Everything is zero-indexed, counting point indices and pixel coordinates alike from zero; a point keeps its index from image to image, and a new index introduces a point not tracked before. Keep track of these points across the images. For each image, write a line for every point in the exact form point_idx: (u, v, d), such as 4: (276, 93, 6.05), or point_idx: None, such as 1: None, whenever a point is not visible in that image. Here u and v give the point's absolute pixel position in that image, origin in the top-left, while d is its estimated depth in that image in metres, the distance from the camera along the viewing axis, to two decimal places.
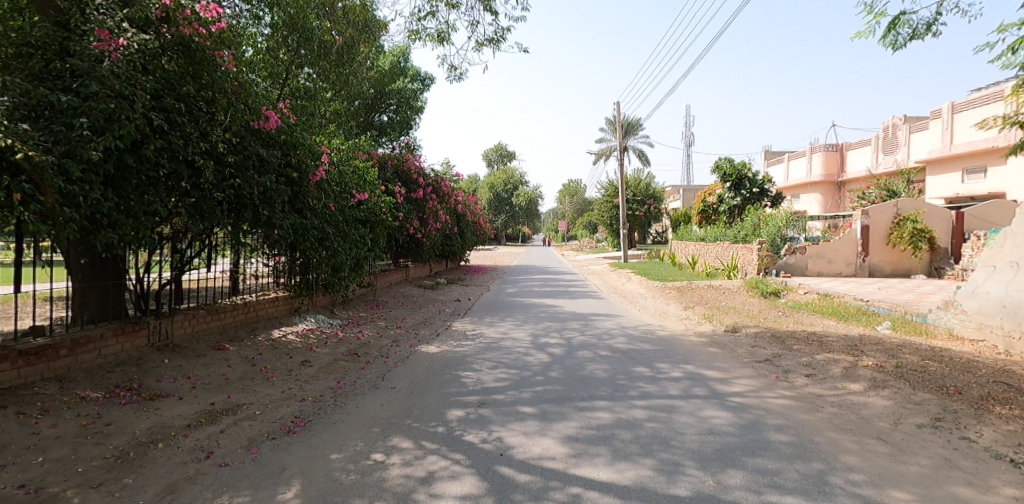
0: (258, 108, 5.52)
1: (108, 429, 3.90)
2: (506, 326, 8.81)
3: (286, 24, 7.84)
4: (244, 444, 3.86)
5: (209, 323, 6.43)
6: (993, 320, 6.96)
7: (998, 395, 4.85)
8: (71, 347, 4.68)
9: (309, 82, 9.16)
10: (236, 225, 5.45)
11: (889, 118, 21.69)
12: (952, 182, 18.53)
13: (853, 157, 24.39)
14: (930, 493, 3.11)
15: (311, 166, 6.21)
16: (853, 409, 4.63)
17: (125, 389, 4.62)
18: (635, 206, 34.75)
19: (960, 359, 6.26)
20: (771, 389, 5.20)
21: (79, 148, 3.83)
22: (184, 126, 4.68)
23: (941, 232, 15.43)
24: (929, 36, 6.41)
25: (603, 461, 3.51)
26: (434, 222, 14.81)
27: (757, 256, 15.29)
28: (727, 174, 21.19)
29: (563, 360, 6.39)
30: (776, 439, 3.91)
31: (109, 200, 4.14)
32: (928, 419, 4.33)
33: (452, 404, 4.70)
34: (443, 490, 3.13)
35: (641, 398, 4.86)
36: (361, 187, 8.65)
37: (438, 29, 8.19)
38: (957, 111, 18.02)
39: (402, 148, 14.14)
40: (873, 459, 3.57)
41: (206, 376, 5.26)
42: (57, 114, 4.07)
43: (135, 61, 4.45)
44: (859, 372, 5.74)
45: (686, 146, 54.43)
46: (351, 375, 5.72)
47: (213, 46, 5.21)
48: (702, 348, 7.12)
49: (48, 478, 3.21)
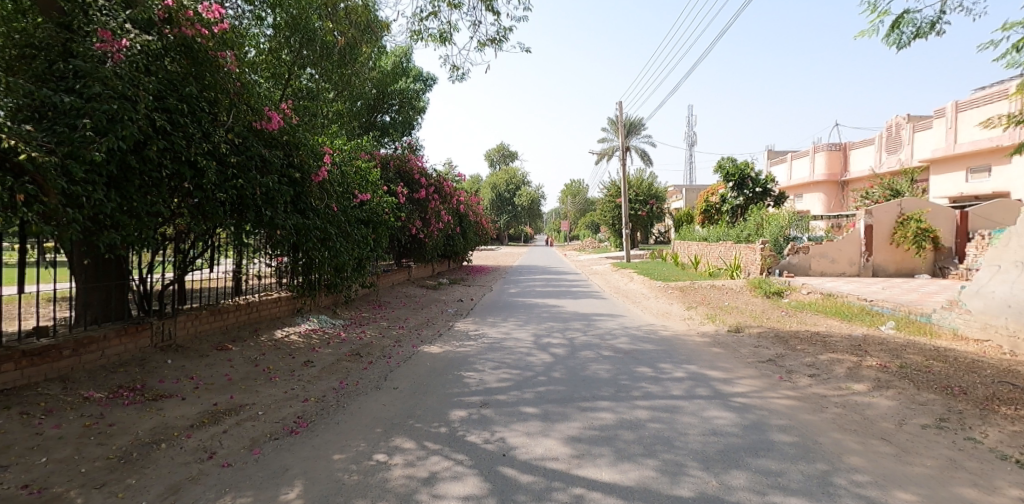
0: (259, 108, 5.52)
1: (111, 429, 3.90)
2: (508, 326, 8.81)
3: (288, 25, 7.81)
4: (246, 444, 3.87)
5: (212, 323, 6.43)
6: (998, 320, 6.94)
7: (1004, 395, 4.82)
8: (74, 348, 4.69)
9: (310, 82, 9.17)
10: (239, 226, 5.45)
11: (892, 118, 21.62)
12: (956, 181, 18.47)
13: (856, 157, 24.30)
14: (935, 494, 3.09)
15: (312, 166, 6.20)
16: (857, 409, 4.61)
17: (128, 389, 4.62)
18: (637, 205, 34.68)
19: (964, 358, 6.24)
20: (774, 389, 5.19)
21: (81, 149, 3.84)
22: (186, 126, 4.70)
23: (945, 231, 15.37)
24: (933, 35, 6.39)
25: (606, 461, 3.50)
26: (435, 222, 14.84)
27: (759, 256, 15.26)
28: (729, 173, 21.11)
29: (565, 360, 6.38)
30: (780, 439, 3.89)
31: (112, 201, 4.15)
32: (933, 419, 4.31)
33: (454, 404, 4.69)
34: (445, 491, 3.12)
35: (644, 398, 4.85)
36: (363, 187, 8.66)
37: (440, 29, 8.18)
38: (961, 110, 17.96)
39: (404, 148, 14.13)
40: (878, 460, 3.55)
41: (209, 376, 5.26)
42: (60, 115, 4.07)
43: (137, 62, 4.46)
44: (863, 372, 5.71)
45: (688, 145, 54.37)
46: (353, 376, 5.72)
47: (215, 47, 5.22)
48: (705, 348, 7.09)
49: (51, 479, 3.22)
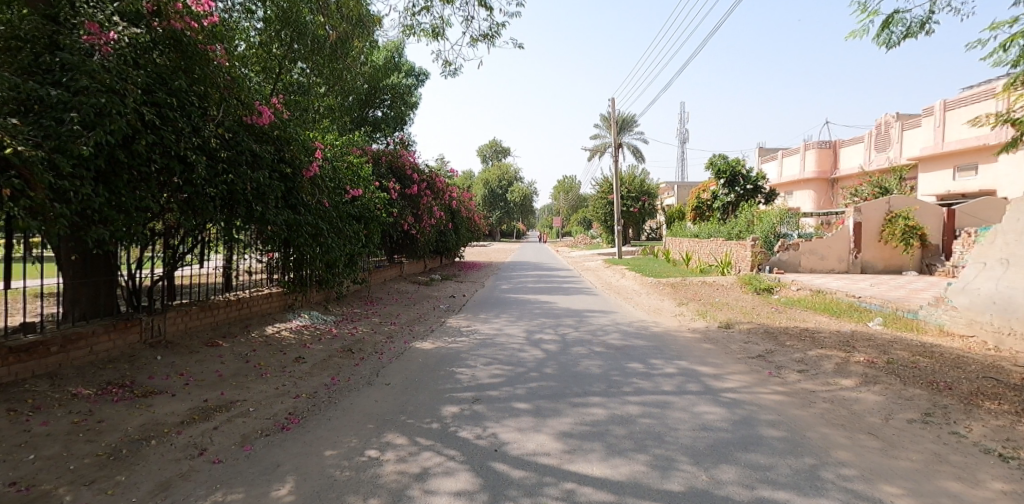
0: (250, 103, 5.48)
1: (100, 426, 3.88)
2: (500, 323, 8.80)
3: (279, 18, 7.76)
4: (238, 440, 3.85)
5: (202, 319, 6.40)
6: (983, 316, 7.06)
7: (988, 391, 4.90)
8: (62, 344, 4.64)
9: (301, 77, 9.12)
10: (229, 221, 5.42)
11: (882, 115, 21.78)
12: (944, 179, 18.67)
13: (846, 154, 24.59)
14: (920, 488, 3.14)
15: (304, 162, 6.17)
16: (845, 404, 4.67)
17: (117, 386, 4.58)
18: (629, 201, 34.81)
19: (951, 354, 6.35)
20: (764, 385, 5.24)
21: (69, 143, 3.78)
22: (176, 121, 4.67)
23: (932, 229, 15.58)
24: (922, 34, 6.46)
25: (597, 457, 3.52)
26: (428, 218, 14.92)
27: (750, 252, 15.41)
28: (720, 170, 21.28)
29: (557, 356, 6.41)
30: (769, 434, 3.94)
31: (100, 196, 4.11)
32: (919, 414, 4.37)
33: (446, 400, 4.70)
34: (437, 487, 3.13)
35: (635, 394, 4.88)
36: (355, 182, 8.64)
37: (432, 24, 8.12)
38: (949, 109, 18.15)
39: (396, 143, 14.05)
40: (865, 454, 3.60)
41: (199, 373, 5.23)
42: (47, 109, 3.98)
43: (125, 55, 4.43)
44: (850, 367, 5.78)
45: (682, 142, 54.57)
46: (345, 372, 5.71)
47: (205, 41, 5.19)
48: (696, 344, 7.16)
49: (40, 476, 3.19)
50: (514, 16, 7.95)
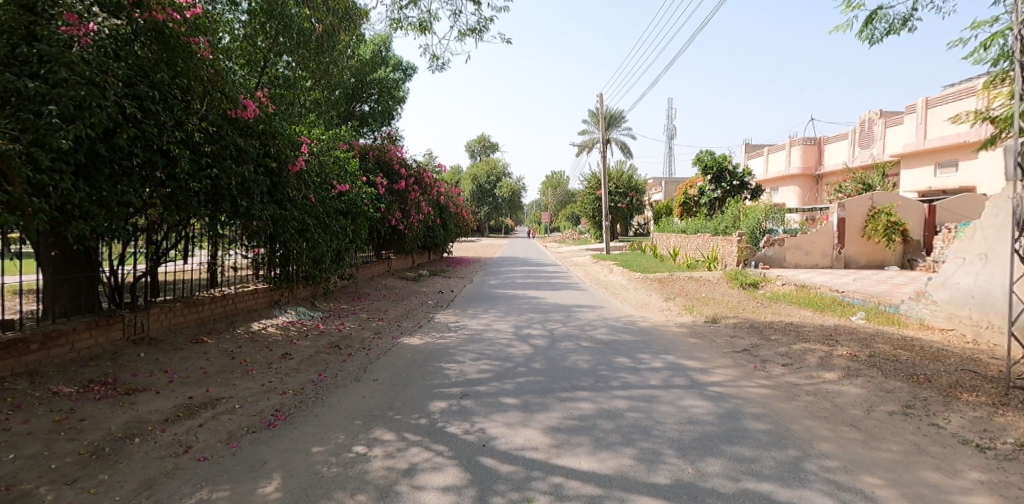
0: (234, 96, 5.41)
1: (82, 424, 3.82)
2: (488, 318, 8.82)
3: (263, 10, 7.62)
4: (223, 437, 3.82)
5: (187, 315, 6.32)
6: (962, 310, 7.21)
7: (966, 383, 5.02)
8: (41, 341, 4.56)
9: (287, 70, 9.00)
10: (213, 216, 5.35)
11: (865, 112, 22.11)
12: (926, 175, 18.96)
13: (830, 151, 24.90)
14: (901, 478, 3.21)
15: (289, 156, 6.10)
16: (828, 396, 4.76)
17: (99, 383, 4.52)
18: (616, 197, 34.92)
19: (930, 347, 6.48)
20: (749, 378, 5.30)
21: (48, 137, 3.70)
22: (158, 114, 4.59)
23: (913, 224, 15.95)
24: (903, 31, 6.56)
25: (584, 450, 3.55)
26: (416, 213, 14.86)
27: (736, 247, 15.55)
28: (707, 166, 21.50)
29: (545, 351, 6.44)
30: (754, 426, 4.00)
31: (81, 190, 4.03)
32: (900, 406, 4.47)
33: (435, 396, 4.70)
34: (426, 482, 3.14)
35: (622, 388, 4.92)
36: (342, 177, 8.60)
37: (419, 18, 8.04)
38: (931, 107, 18.46)
39: (383, 138, 13.95)
40: (848, 446, 3.67)
41: (184, 370, 5.17)
42: (24, 101, 3.87)
43: (106, 47, 4.33)
44: (833, 361, 5.88)
45: (668, 137, 54.88)
46: (332, 368, 5.67)
47: (188, 33, 5.11)
48: (682, 339, 7.23)
49: (20, 475, 3.14)
50: (501, 11, 7.87)
